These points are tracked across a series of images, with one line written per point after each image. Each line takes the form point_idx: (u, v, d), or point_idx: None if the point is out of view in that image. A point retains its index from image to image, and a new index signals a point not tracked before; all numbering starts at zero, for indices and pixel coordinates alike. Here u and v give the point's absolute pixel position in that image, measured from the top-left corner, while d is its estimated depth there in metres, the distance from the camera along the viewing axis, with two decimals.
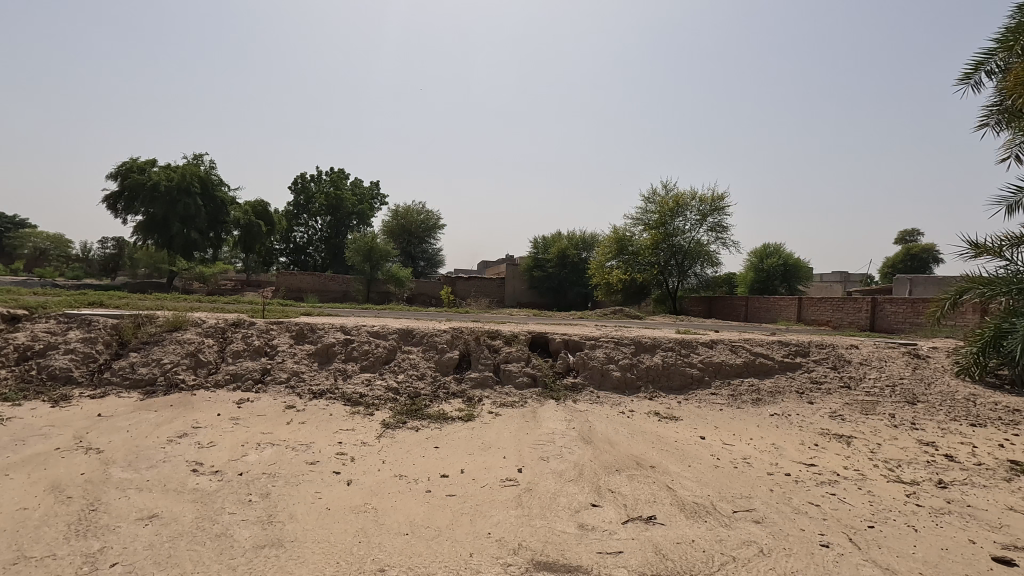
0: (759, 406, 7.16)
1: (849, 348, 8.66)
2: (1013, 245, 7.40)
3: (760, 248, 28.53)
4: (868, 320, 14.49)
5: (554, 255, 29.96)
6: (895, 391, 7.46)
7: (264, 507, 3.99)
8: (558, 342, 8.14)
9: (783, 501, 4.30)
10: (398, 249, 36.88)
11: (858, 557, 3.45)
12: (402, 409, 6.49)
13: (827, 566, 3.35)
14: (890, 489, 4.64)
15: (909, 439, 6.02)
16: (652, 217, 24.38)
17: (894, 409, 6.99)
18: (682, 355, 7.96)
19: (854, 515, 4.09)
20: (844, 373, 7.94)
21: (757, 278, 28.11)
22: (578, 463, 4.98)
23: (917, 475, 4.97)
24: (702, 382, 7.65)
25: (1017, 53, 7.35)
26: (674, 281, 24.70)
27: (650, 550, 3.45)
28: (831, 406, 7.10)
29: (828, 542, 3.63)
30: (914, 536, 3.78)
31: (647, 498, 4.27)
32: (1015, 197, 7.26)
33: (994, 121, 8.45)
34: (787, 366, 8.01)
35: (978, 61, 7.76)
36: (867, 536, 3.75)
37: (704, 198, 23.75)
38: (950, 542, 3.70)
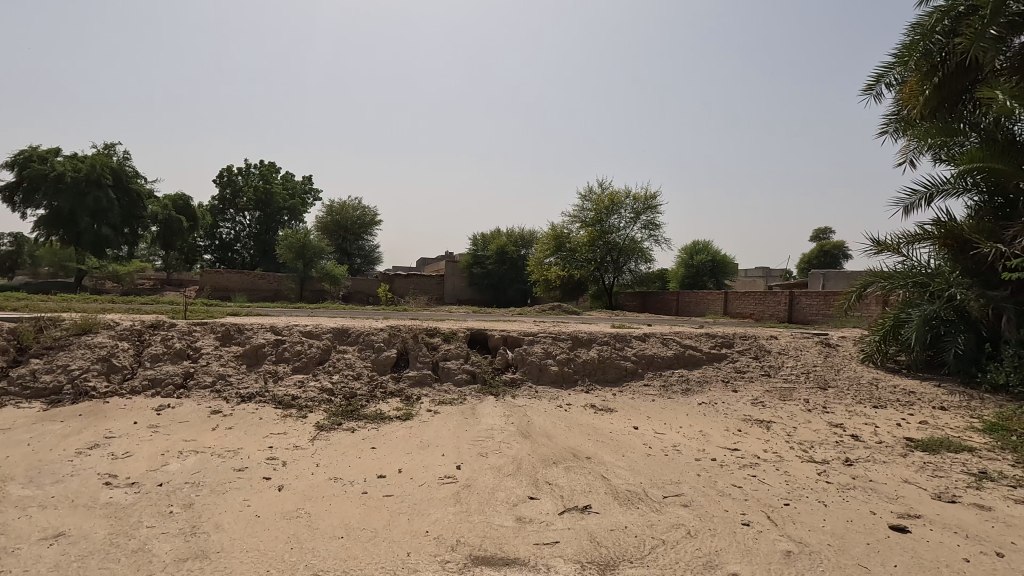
0: (688, 395, 7.51)
1: (769, 339, 9.22)
2: (909, 242, 8.16)
3: (689, 245, 30.02)
4: (786, 312, 15.50)
5: (493, 251, 30.05)
6: (809, 377, 8.04)
7: (187, 518, 3.78)
8: (497, 339, 8.19)
9: (710, 485, 4.54)
10: (335, 246, 35.92)
11: (775, 533, 3.70)
12: (337, 410, 6.33)
13: (748, 543, 3.56)
14: (804, 469, 5.00)
15: (821, 422, 6.50)
16: (589, 215, 24.98)
17: (808, 395, 7.53)
18: (617, 349, 8.21)
19: (772, 495, 4.37)
20: (765, 363, 8.46)
21: (688, 274, 29.44)
22: (516, 457, 5.03)
23: (828, 455, 5.40)
24: (636, 374, 7.93)
25: (911, 67, 8.34)
26: (609, 277, 25.30)
27: (584, 538, 3.55)
28: (753, 393, 7.56)
29: (748, 521, 3.87)
30: (824, 511, 4.09)
31: (582, 489, 4.38)
32: (912, 198, 8.00)
33: (892, 130, 9.33)
34: (714, 357, 8.45)
35: (879, 74, 8.61)
36: (783, 513, 4.03)
37: (637, 196, 24.57)
38: (855, 515, 4.04)
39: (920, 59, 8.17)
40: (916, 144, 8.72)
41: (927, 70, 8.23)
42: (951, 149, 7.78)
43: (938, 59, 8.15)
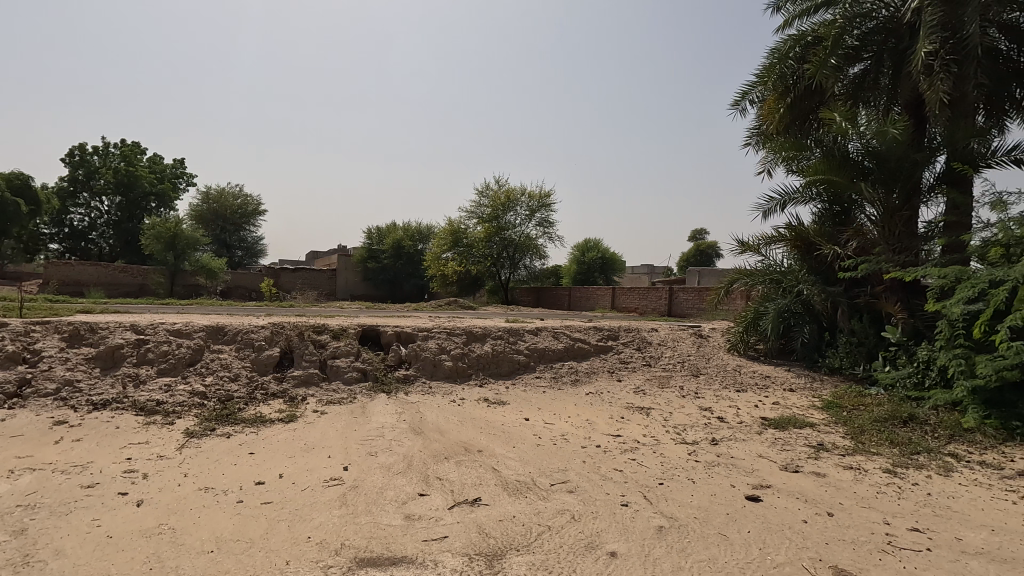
0: (577, 386, 7.86)
1: (650, 331, 9.91)
2: (766, 244, 9.15)
3: (581, 242, 31.35)
4: (666, 306, 16.75)
5: (388, 245, 29.30)
6: (683, 365, 8.75)
7: (18, 547, 3.28)
8: (390, 335, 8.00)
9: (593, 470, 4.79)
10: (212, 237, 33.01)
11: (649, 511, 3.99)
12: (211, 415, 5.83)
13: (625, 522, 3.80)
14: (677, 450, 5.44)
15: (693, 407, 7.11)
16: (485, 211, 25.21)
17: (683, 382, 8.19)
18: (510, 343, 8.38)
19: (648, 476, 4.71)
20: (646, 353, 9.07)
21: (580, 270, 30.73)
22: (406, 455, 4.95)
23: (697, 436, 5.92)
24: (528, 367, 8.15)
25: (770, 87, 9.37)
26: (505, 273, 25.72)
27: (473, 531, 3.59)
28: (635, 382, 8.08)
29: (627, 502, 4.14)
30: (692, 487, 4.48)
31: (473, 482, 4.43)
32: (769, 205, 8.98)
33: (755, 143, 10.42)
34: (601, 349, 8.92)
35: (745, 91, 9.58)
36: (657, 492, 4.35)
37: (532, 194, 25.21)
38: (718, 489, 4.47)
39: (777, 81, 9.21)
40: (773, 156, 9.80)
41: (783, 90, 9.29)
42: (799, 162, 8.83)
43: (791, 82, 9.22)
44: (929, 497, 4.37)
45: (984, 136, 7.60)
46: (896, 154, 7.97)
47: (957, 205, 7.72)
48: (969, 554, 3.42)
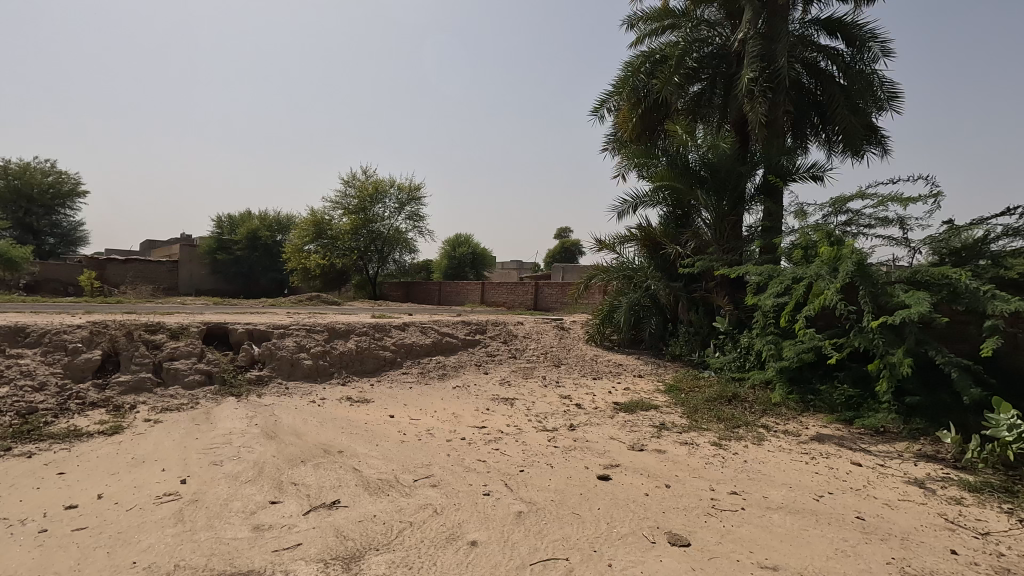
0: (444, 380, 7.87)
1: (516, 324, 10.25)
2: (621, 242, 9.90)
3: (452, 237, 31.41)
4: (532, 301, 17.44)
5: (242, 235, 26.87)
6: (546, 357, 9.18)
7: None
8: (240, 333, 7.35)
9: (458, 463, 4.84)
10: (11, 220, 27.64)
11: (510, 498, 4.13)
12: (6, 432, 4.90)
13: (486, 511, 3.90)
14: (537, 437, 5.70)
15: (554, 395, 7.49)
16: (352, 202, 24.21)
17: (546, 372, 8.59)
18: (376, 339, 8.15)
19: (510, 464, 4.88)
20: (512, 346, 9.37)
21: (450, 265, 30.78)
22: (257, 461, 4.60)
23: (556, 423, 6.26)
24: (395, 363, 7.99)
25: (625, 98, 10.22)
26: (374, 267, 24.93)
27: (330, 535, 3.44)
28: (501, 374, 8.30)
29: (489, 491, 4.25)
30: (550, 472, 4.73)
31: (331, 484, 4.24)
32: (623, 206, 9.74)
33: (611, 149, 11.27)
34: (468, 343, 9.03)
35: (603, 100, 10.34)
36: (518, 479, 4.53)
37: (402, 187, 24.73)
38: (573, 471, 4.77)
39: (630, 93, 10.08)
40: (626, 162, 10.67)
41: (635, 101, 10.17)
42: (648, 168, 9.70)
43: (642, 94, 10.14)
44: (745, 463, 5.08)
45: (790, 155, 8.96)
46: (726, 165, 9.11)
47: (771, 213, 9.00)
48: (772, 509, 4.03)
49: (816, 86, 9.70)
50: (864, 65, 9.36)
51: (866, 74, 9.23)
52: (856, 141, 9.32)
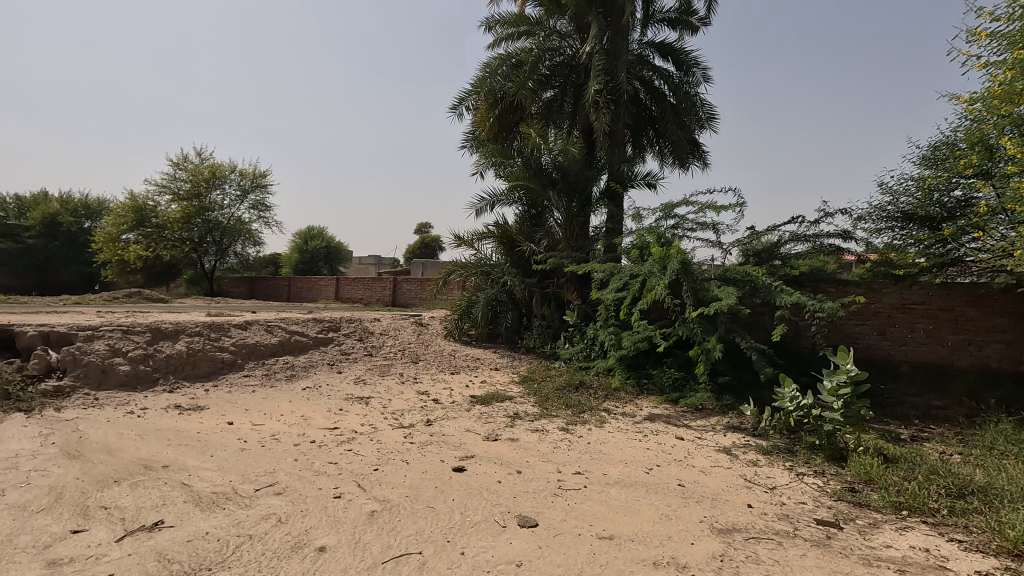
0: (292, 381, 7.37)
1: (372, 321, 9.96)
2: (479, 239, 10.10)
3: (303, 229, 29.45)
4: (391, 297, 17.06)
5: (35, 221, 22.50)
6: (404, 353, 9.05)
7: None
8: (32, 337, 6.25)
9: (305, 467, 4.58)
10: None
11: (362, 498, 4.02)
12: None
13: (337, 514, 3.75)
14: (393, 435, 5.61)
15: (411, 392, 7.42)
16: (183, 187, 21.56)
17: (403, 369, 8.46)
18: (212, 339, 7.36)
19: (363, 463, 4.74)
20: (367, 343, 9.08)
21: (302, 259, 28.84)
22: (55, 486, 3.91)
23: (413, 419, 6.21)
24: (235, 365, 7.28)
25: (483, 98, 10.53)
26: (210, 260, 22.45)
27: (150, 560, 3.05)
28: (356, 373, 7.99)
29: (340, 493, 4.08)
30: (404, 468, 4.68)
31: (153, 504, 3.76)
32: (481, 203, 9.95)
33: (470, 148, 11.51)
34: (320, 342, 8.58)
35: (461, 98, 10.53)
36: (371, 478, 4.42)
37: (244, 173, 22.62)
38: (428, 465, 4.78)
39: (488, 93, 10.43)
40: (483, 161, 10.95)
41: (492, 102, 10.51)
42: (505, 168, 10.05)
43: (499, 96, 10.52)
44: (588, 445, 5.50)
45: (630, 163, 9.86)
46: (574, 169, 9.77)
47: (613, 215, 9.82)
48: (611, 484, 4.43)
49: (651, 102, 10.78)
50: (690, 88, 10.63)
51: (691, 96, 10.49)
52: (683, 154, 10.55)
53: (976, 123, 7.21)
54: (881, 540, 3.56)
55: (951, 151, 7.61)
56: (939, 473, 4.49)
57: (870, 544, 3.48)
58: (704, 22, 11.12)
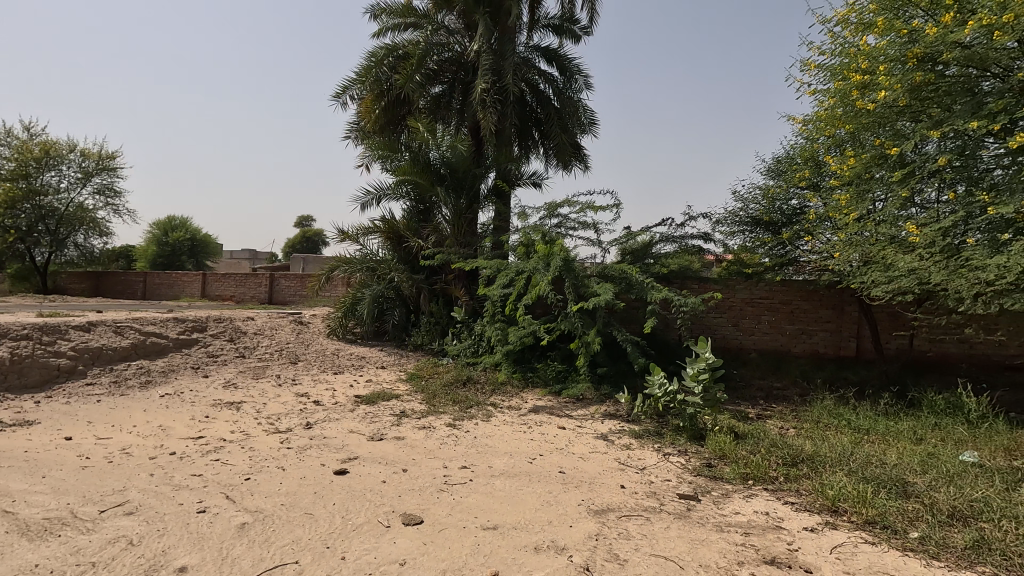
0: (148, 388, 6.62)
1: (245, 320, 9.25)
2: (364, 234, 9.77)
3: (163, 219, 26.47)
4: (267, 294, 15.92)
5: None
6: (281, 353, 8.49)
7: None
8: None
9: (164, 482, 4.15)
10: None
11: (232, 511, 3.73)
12: None
13: (200, 530, 3.44)
14: (268, 441, 5.26)
15: (289, 394, 6.99)
16: (5, 166, 18.38)
17: (280, 370, 7.94)
18: (44, 344, 6.53)
19: (233, 473, 4.40)
20: (239, 344, 8.41)
21: (161, 252, 25.92)
22: None
23: (291, 423, 5.87)
24: (74, 372, 6.47)
25: (367, 88, 10.20)
26: (42, 252, 19.38)
27: None
28: (225, 376, 7.36)
29: (205, 507, 3.75)
30: (280, 475, 4.42)
31: None
32: (366, 197, 9.65)
33: (353, 139, 11.08)
34: (182, 344, 7.81)
35: (344, 86, 10.11)
36: (242, 488, 4.11)
37: (87, 153, 19.82)
38: (307, 470, 4.55)
39: (373, 83, 10.12)
40: (368, 153, 10.62)
41: (378, 93, 10.23)
42: (391, 162, 9.83)
43: (384, 87, 10.27)
44: (474, 439, 5.57)
45: (517, 163, 10.12)
46: (462, 166, 9.82)
47: (500, 213, 10.00)
48: (495, 476, 4.53)
49: (537, 105, 11.14)
50: (572, 94, 11.13)
51: (573, 101, 10.97)
52: (566, 156, 11.05)
53: (808, 141, 8.34)
54: (731, 508, 4.01)
55: (789, 165, 8.72)
56: (778, 445, 5.15)
57: (722, 512, 3.91)
58: (585, 31, 11.69)
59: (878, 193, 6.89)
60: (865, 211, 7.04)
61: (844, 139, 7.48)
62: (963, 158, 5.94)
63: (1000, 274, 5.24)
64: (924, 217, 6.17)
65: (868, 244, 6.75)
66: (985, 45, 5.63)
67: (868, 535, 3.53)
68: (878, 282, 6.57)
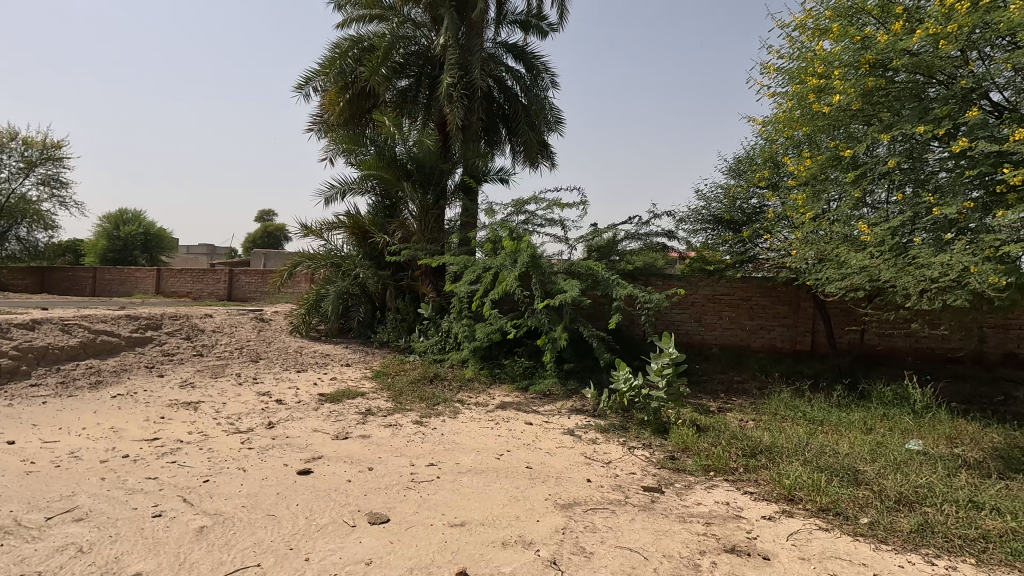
0: (98, 389, 6.33)
1: (203, 318, 8.95)
2: (328, 229, 9.58)
3: (114, 212, 25.34)
4: (226, 290, 15.43)
5: None
6: (241, 352, 8.25)
7: None
8: None
9: (116, 486, 3.98)
10: None
11: (189, 514, 3.60)
12: None
13: (156, 534, 3.32)
14: (228, 441, 5.10)
15: (250, 393, 6.80)
16: None
17: (240, 368, 7.71)
18: None
19: (191, 476, 4.25)
20: (197, 342, 8.14)
21: (112, 246, 24.84)
22: None
23: (252, 423, 5.71)
24: (18, 373, 6.16)
25: (331, 79, 9.99)
26: None
27: None
28: (182, 375, 7.10)
29: (161, 511, 3.62)
30: (241, 476, 4.29)
31: None
32: (330, 191, 9.47)
33: (317, 131, 10.84)
34: (135, 342, 7.51)
35: (307, 78, 9.89)
36: (200, 491, 3.98)
37: (30, 141, 18.79)
38: (269, 471, 4.44)
39: (337, 75, 9.93)
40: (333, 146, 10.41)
41: (342, 85, 10.04)
42: (357, 156, 9.66)
43: (349, 79, 10.08)
44: (442, 436, 5.54)
45: (485, 158, 10.10)
46: (429, 161, 9.74)
47: (467, 209, 9.95)
48: (463, 473, 4.53)
49: (504, 101, 11.13)
50: (540, 90, 11.15)
51: (541, 98, 10.99)
52: (533, 153, 11.08)
53: (767, 142, 8.59)
54: (693, 499, 4.11)
55: (750, 165, 8.98)
56: (738, 437, 5.31)
57: (685, 503, 4.01)
58: (553, 27, 11.72)
59: (832, 193, 7.16)
60: (820, 210, 7.31)
61: (801, 140, 7.72)
62: (911, 161, 6.20)
63: (943, 272, 5.49)
64: (874, 217, 6.44)
65: (823, 242, 7.01)
66: (932, 53, 5.90)
67: (821, 522, 3.68)
68: (832, 279, 6.84)
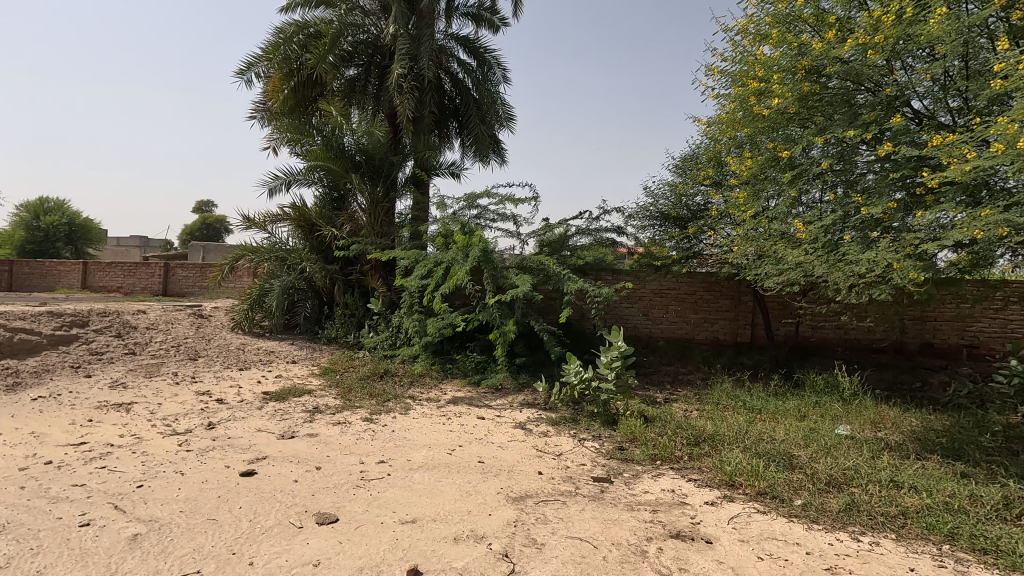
0: (16, 391, 5.87)
1: (135, 314, 8.45)
2: (272, 221, 9.23)
3: (33, 201, 23.49)
4: (161, 285, 14.61)
5: None
6: (178, 349, 7.84)
7: None
8: None
9: (37, 495, 3.71)
10: None
11: (121, 522, 3.40)
12: None
13: (84, 545, 3.12)
14: (163, 444, 4.84)
15: (188, 393, 6.48)
16: None
17: (177, 367, 7.33)
18: None
19: (122, 481, 4.01)
20: (128, 340, 7.67)
21: (32, 237, 23.06)
22: None
23: (190, 424, 5.44)
24: None
25: (275, 65, 9.65)
26: None
27: None
28: (112, 375, 6.68)
29: (89, 520, 3.40)
30: (179, 480, 4.09)
31: None
32: (274, 182, 9.12)
33: (259, 119, 10.42)
34: (59, 341, 7.02)
35: (249, 63, 9.50)
36: (133, 497, 3.77)
37: None
38: (210, 473, 4.25)
39: (282, 61, 9.60)
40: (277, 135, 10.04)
41: (288, 72, 9.74)
42: (303, 146, 9.35)
43: (295, 66, 9.78)
44: (392, 433, 5.46)
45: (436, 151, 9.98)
46: (379, 152, 9.55)
47: (418, 202, 9.81)
48: (414, 469, 4.49)
49: (456, 94, 11.01)
50: (491, 84, 11.09)
51: (492, 92, 10.94)
52: (484, 147, 11.02)
53: (711, 142, 8.90)
54: (641, 487, 4.24)
55: (694, 163, 9.28)
56: (682, 427, 5.51)
57: (633, 492, 4.13)
58: (504, 21, 11.68)
59: (770, 192, 7.49)
60: (760, 208, 7.64)
61: (743, 140, 8.03)
62: (842, 162, 6.58)
63: (869, 268, 5.82)
64: (809, 216, 6.78)
65: (763, 239, 7.36)
66: (861, 61, 6.27)
67: (759, 505, 3.87)
68: (770, 274, 7.18)
